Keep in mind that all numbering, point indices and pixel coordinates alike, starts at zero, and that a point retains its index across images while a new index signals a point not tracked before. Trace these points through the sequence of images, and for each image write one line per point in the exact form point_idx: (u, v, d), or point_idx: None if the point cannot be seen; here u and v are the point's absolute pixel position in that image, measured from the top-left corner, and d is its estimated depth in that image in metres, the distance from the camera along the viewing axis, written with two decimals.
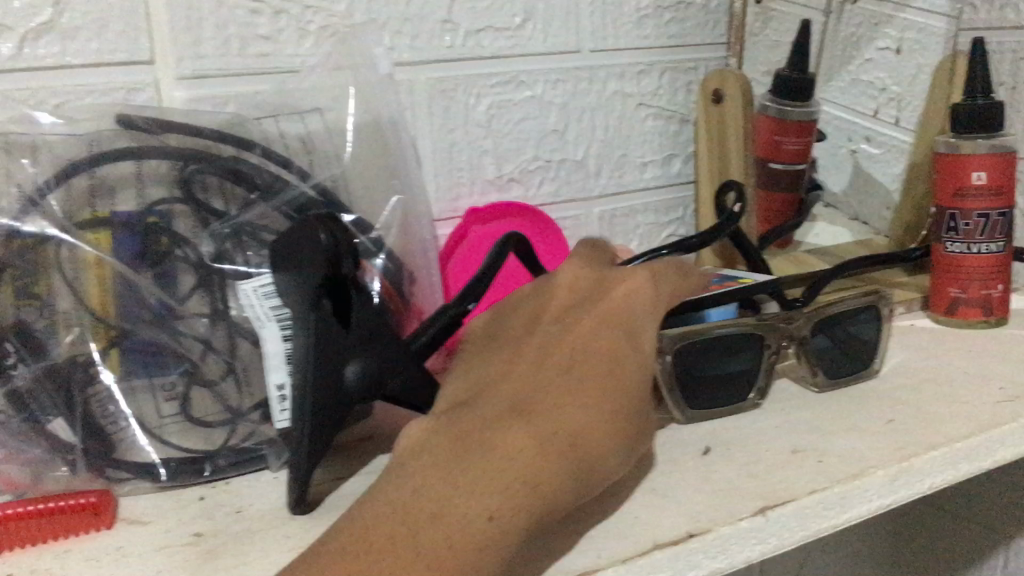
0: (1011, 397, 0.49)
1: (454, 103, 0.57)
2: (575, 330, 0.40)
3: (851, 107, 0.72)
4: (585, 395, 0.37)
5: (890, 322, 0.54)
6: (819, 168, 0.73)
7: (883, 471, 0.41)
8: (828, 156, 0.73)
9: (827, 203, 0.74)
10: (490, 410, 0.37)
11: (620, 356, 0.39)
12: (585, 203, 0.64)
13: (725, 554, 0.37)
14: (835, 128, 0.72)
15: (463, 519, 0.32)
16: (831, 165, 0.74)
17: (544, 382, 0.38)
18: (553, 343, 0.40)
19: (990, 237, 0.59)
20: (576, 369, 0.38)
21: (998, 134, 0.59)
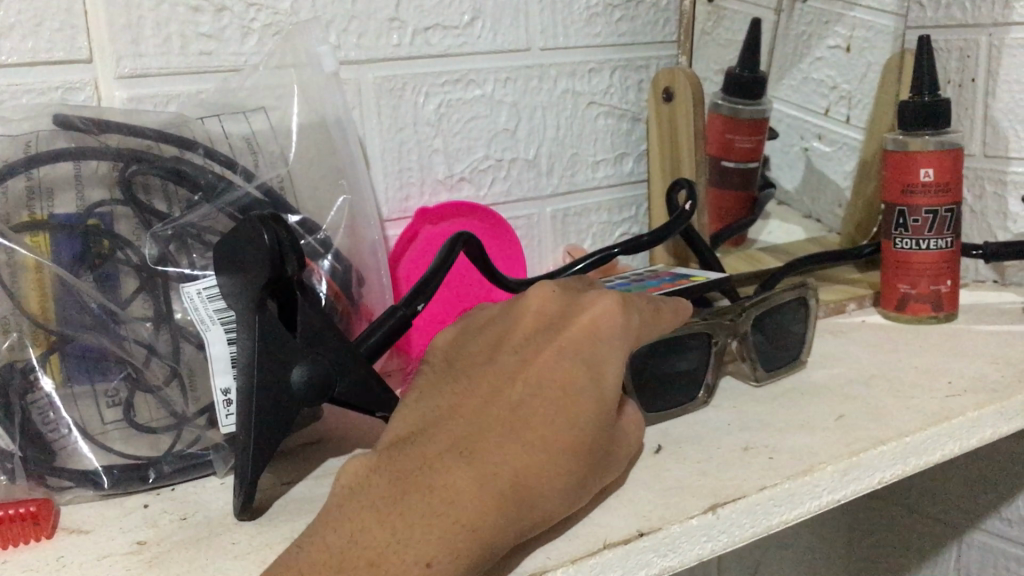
0: (959, 391, 0.49)
1: (402, 102, 0.57)
2: (531, 365, 0.39)
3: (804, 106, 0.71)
4: (533, 437, 0.36)
5: (817, 313, 0.55)
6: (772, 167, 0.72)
7: (833, 466, 0.41)
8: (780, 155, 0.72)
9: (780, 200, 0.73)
10: (437, 448, 0.36)
11: (576, 388, 0.38)
12: (537, 202, 0.64)
13: (676, 552, 0.37)
14: (787, 127, 0.71)
15: (398, 566, 0.31)
16: (784, 163, 0.73)
17: (493, 422, 0.37)
18: (506, 378, 0.39)
19: (938, 233, 0.60)
20: (525, 408, 0.37)
21: (945, 131, 0.60)
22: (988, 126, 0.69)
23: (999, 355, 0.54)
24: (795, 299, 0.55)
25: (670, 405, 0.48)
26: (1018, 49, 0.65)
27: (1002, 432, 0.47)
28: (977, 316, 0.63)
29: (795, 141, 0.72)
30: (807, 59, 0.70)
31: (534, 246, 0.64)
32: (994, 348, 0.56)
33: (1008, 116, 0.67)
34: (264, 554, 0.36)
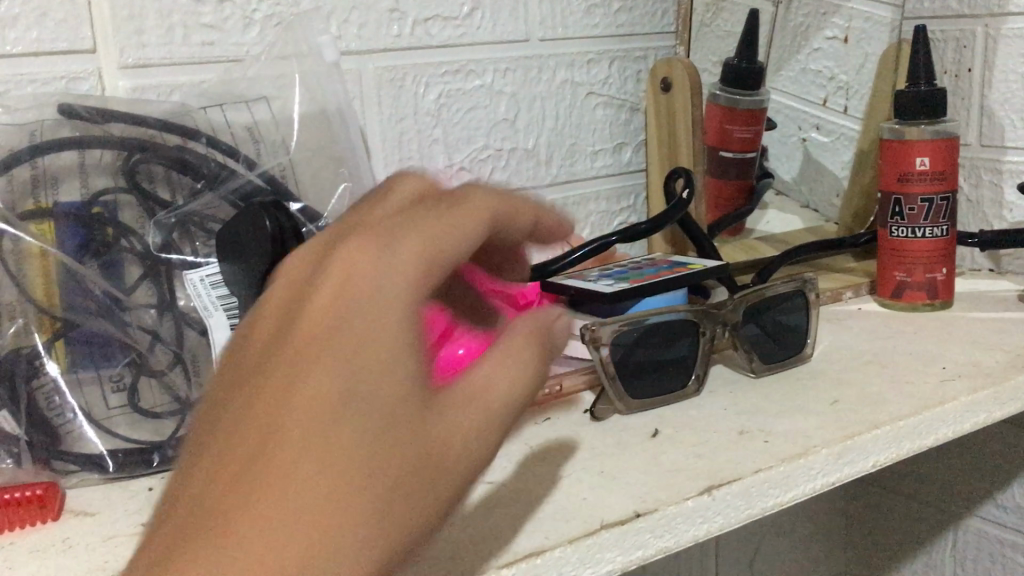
0: (953, 375, 0.50)
1: (403, 92, 0.57)
2: (274, 378, 0.28)
3: (802, 96, 0.73)
4: (343, 437, 0.26)
5: (818, 309, 0.55)
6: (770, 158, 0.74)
7: (827, 449, 0.42)
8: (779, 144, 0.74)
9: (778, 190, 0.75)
10: (220, 464, 0.26)
11: (389, 363, 0.27)
12: (536, 191, 0.63)
13: (671, 532, 0.37)
14: (785, 117, 0.73)
15: None
16: (781, 153, 0.74)
17: (287, 424, 0.26)
18: (304, 346, 0.28)
19: (934, 222, 0.60)
20: (330, 400, 0.27)
21: (940, 120, 0.61)
22: (984, 116, 0.70)
23: (993, 341, 0.55)
24: (789, 292, 0.55)
25: (666, 392, 0.49)
26: (1015, 39, 0.67)
27: (997, 417, 0.48)
28: (973, 303, 0.64)
29: (793, 130, 0.74)
30: (805, 50, 0.72)
31: None
32: (989, 334, 0.56)
33: (1004, 106, 0.68)
34: None
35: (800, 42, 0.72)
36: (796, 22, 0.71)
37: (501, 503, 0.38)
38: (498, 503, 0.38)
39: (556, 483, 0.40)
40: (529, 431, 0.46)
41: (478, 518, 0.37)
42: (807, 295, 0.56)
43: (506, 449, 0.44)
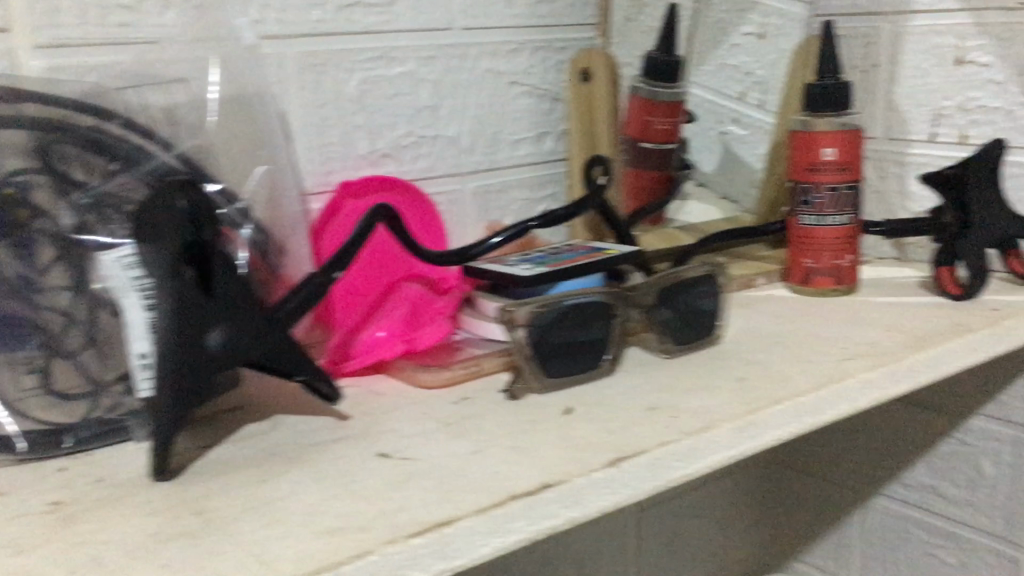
0: (853, 354, 0.52)
1: (324, 77, 0.57)
2: None
3: (719, 90, 0.78)
4: None
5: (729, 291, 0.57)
6: (692, 150, 0.78)
7: (730, 424, 0.44)
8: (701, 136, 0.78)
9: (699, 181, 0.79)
10: None
11: None
12: (460, 177, 0.64)
13: (578, 503, 0.39)
14: (705, 110, 0.77)
15: None
16: (703, 146, 0.78)
17: None
18: None
19: (840, 210, 0.63)
20: None
21: (845, 112, 0.63)
22: (890, 110, 0.73)
23: (893, 323, 0.57)
24: (705, 276, 0.57)
25: (582, 370, 0.50)
26: (919, 37, 0.70)
27: (892, 393, 0.50)
28: (877, 289, 0.66)
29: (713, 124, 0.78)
30: (725, 45, 0.77)
31: (456, 221, 0.64)
32: (890, 316, 0.59)
33: (908, 101, 0.72)
34: (178, 510, 0.37)
35: (720, 37, 0.77)
36: (713, 17, 0.76)
37: (413, 477, 0.39)
38: (412, 477, 0.39)
39: (470, 458, 0.41)
40: (445, 410, 0.47)
41: (391, 492, 0.38)
42: (719, 279, 0.57)
43: (422, 428, 0.44)
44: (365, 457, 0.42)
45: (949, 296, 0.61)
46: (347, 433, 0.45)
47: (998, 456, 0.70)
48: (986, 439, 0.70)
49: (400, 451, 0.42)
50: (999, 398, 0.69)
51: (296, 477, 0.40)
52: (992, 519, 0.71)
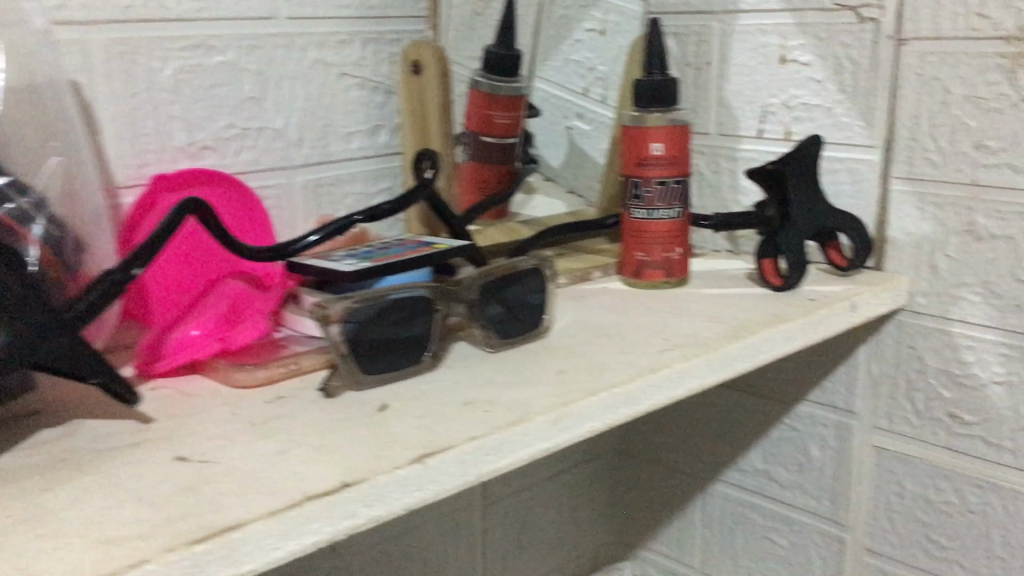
0: (673, 345, 0.53)
1: (135, 66, 0.55)
2: None
3: (564, 86, 0.80)
4: None
5: (554, 284, 0.57)
6: (537, 144, 0.79)
7: (543, 416, 0.44)
8: (548, 131, 0.79)
9: (546, 176, 0.80)
10: None
11: None
12: (287, 171, 0.62)
13: (381, 501, 0.38)
14: (551, 106, 0.79)
15: None
16: (550, 140, 0.80)
17: None
18: None
19: (668, 204, 0.64)
20: None
21: (672, 108, 0.64)
22: (721, 107, 0.75)
23: (716, 314, 0.59)
24: (533, 269, 0.57)
25: (401, 367, 0.49)
26: (745, 35, 0.72)
27: (708, 382, 0.51)
28: (708, 281, 0.68)
29: (559, 119, 0.80)
30: (568, 41, 0.79)
31: (283, 216, 0.62)
32: (714, 307, 0.60)
33: (737, 97, 0.74)
34: None
35: (561, 35, 0.78)
36: (557, 15, 0.78)
37: (210, 480, 0.38)
38: (209, 480, 0.38)
39: (274, 458, 0.40)
40: (257, 410, 0.45)
41: (183, 497, 0.37)
42: (545, 272, 0.57)
43: (228, 431, 0.43)
44: (164, 461, 0.40)
45: (769, 286, 0.64)
46: (148, 436, 0.43)
47: (824, 441, 0.73)
48: (813, 424, 0.73)
49: (202, 454, 0.41)
50: (824, 384, 0.72)
51: (85, 485, 0.38)
52: (820, 501, 0.74)
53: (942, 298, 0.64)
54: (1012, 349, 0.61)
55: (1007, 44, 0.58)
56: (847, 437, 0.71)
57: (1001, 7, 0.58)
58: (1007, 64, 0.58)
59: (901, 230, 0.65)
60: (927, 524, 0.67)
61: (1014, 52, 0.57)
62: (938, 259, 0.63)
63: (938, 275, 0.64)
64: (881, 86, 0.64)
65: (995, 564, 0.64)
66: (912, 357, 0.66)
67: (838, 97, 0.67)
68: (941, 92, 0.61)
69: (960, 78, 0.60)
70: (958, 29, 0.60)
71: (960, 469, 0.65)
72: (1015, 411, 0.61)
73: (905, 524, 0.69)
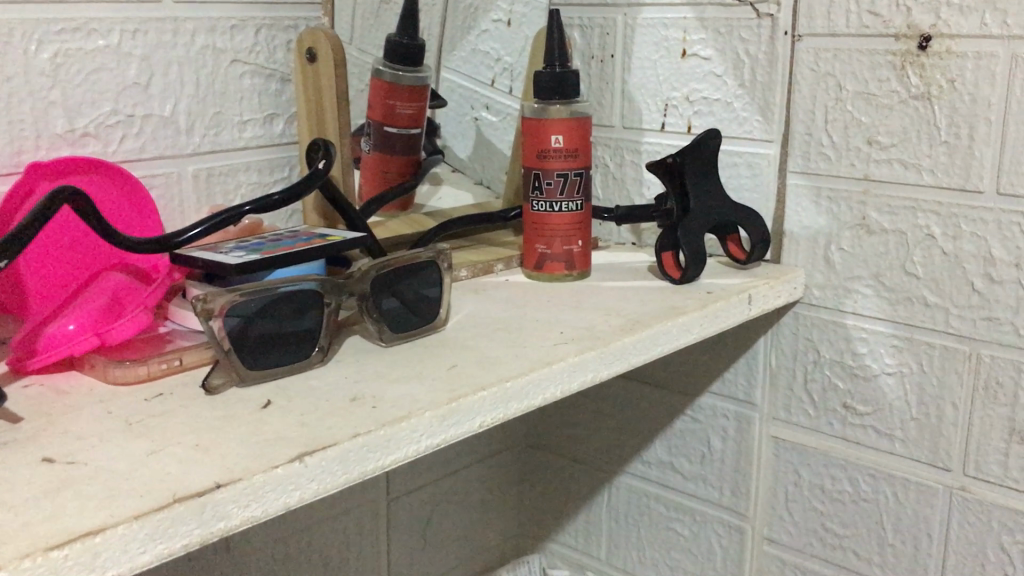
0: (568, 338, 0.53)
1: (8, 49, 0.52)
2: None
3: (472, 77, 0.80)
4: None
5: (451, 276, 0.56)
6: (445, 136, 0.79)
7: (431, 412, 0.43)
8: (456, 122, 0.80)
9: (455, 167, 0.81)
10: None
11: None
12: (176, 160, 0.60)
13: (258, 501, 0.37)
14: (458, 97, 0.79)
15: None
16: (458, 132, 0.80)
17: None
18: None
19: (570, 197, 0.64)
20: None
21: (574, 100, 0.64)
22: (625, 99, 0.75)
23: (614, 307, 0.59)
24: (430, 261, 0.56)
25: (287, 362, 0.48)
26: (648, 27, 0.72)
27: (603, 376, 0.51)
28: (609, 274, 0.68)
29: (467, 110, 0.80)
30: (475, 31, 0.79)
31: (173, 207, 0.61)
32: (612, 300, 0.60)
33: (641, 91, 0.74)
34: None
35: (467, 23, 0.78)
36: (465, 3, 0.77)
37: (74, 482, 0.36)
38: (73, 483, 0.36)
39: (145, 459, 0.38)
40: (132, 408, 0.44)
41: (43, 500, 0.35)
42: (441, 264, 0.56)
43: (100, 430, 0.41)
44: (27, 463, 0.38)
45: (668, 278, 0.64)
46: (14, 436, 0.41)
47: (725, 432, 0.73)
48: (714, 415, 0.74)
49: (69, 455, 0.39)
50: (725, 376, 0.72)
51: None
52: (722, 492, 0.75)
53: (837, 291, 0.65)
54: (902, 341, 0.62)
55: (897, 41, 0.59)
56: (748, 428, 0.72)
57: (891, 5, 0.59)
58: (897, 62, 0.59)
59: (798, 224, 0.66)
60: (823, 513, 0.69)
61: (904, 50, 0.59)
62: (833, 252, 0.64)
63: (833, 269, 0.65)
64: (779, 81, 0.65)
65: (887, 551, 0.66)
66: (809, 349, 0.67)
67: (737, 92, 0.68)
68: (835, 87, 0.62)
69: (853, 74, 0.61)
70: (851, 27, 0.61)
71: (853, 459, 0.66)
72: (906, 402, 0.63)
73: (803, 514, 0.70)
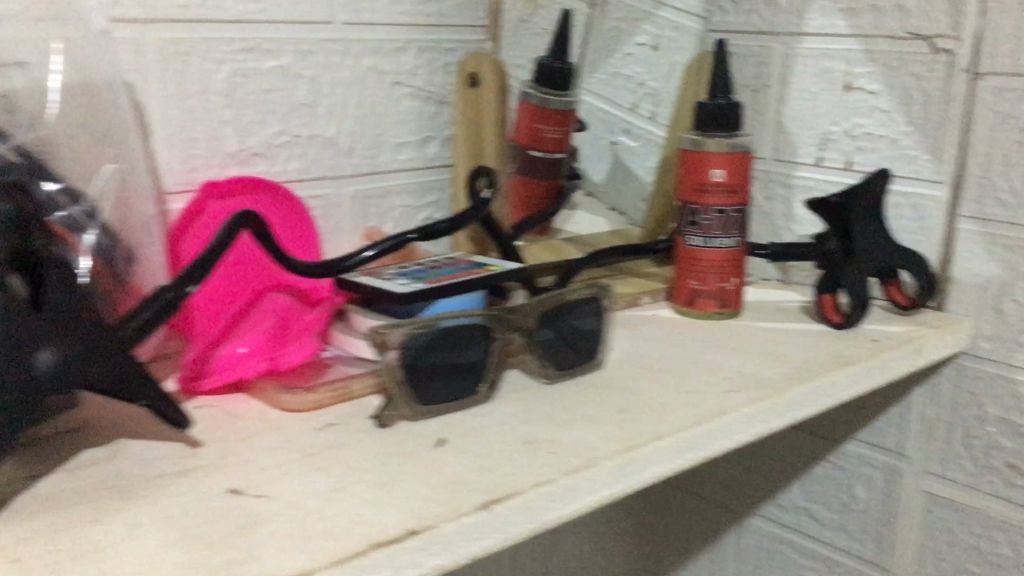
0: (737, 385, 0.51)
1: (190, 68, 0.52)
2: None
3: (612, 100, 0.77)
4: None
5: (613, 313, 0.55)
6: (581, 160, 0.75)
7: (611, 461, 0.41)
8: (592, 146, 0.76)
9: (588, 192, 0.77)
10: None
11: None
12: (336, 181, 0.60)
13: (446, 550, 0.35)
14: (597, 119, 0.76)
15: None
16: (594, 156, 0.76)
17: None
18: None
19: (726, 232, 0.62)
20: None
21: (735, 133, 0.62)
22: (779, 131, 0.73)
23: (776, 351, 0.57)
24: (590, 297, 0.55)
25: (454, 397, 0.47)
26: (809, 59, 0.70)
27: (774, 428, 0.49)
28: (760, 313, 0.66)
29: (603, 134, 0.77)
30: (618, 54, 0.76)
31: (332, 228, 0.60)
32: (771, 344, 0.58)
33: (797, 122, 0.72)
34: None
35: (614, 44, 0.76)
36: (609, 25, 0.75)
37: (267, 519, 0.36)
38: (265, 519, 0.36)
39: (331, 497, 0.38)
40: (307, 439, 0.43)
41: (239, 537, 0.34)
42: (603, 300, 0.55)
43: (280, 462, 0.41)
44: (215, 493, 0.38)
45: (829, 322, 0.62)
46: (196, 462, 0.41)
47: (871, 482, 0.70)
48: (860, 464, 0.71)
49: (256, 487, 0.38)
50: (875, 424, 0.70)
51: (136, 518, 0.36)
52: (864, 544, 0.72)
53: (1008, 343, 0.61)
54: None
55: None
56: (898, 480, 0.69)
57: None
58: None
59: (967, 270, 0.63)
60: None
61: None
62: (1006, 303, 0.61)
63: (1004, 320, 0.61)
64: (954, 120, 0.62)
65: None
66: (972, 402, 0.64)
67: (906, 128, 0.65)
68: (1019, 130, 0.59)
69: None
70: None
71: (1018, 522, 0.62)
72: None
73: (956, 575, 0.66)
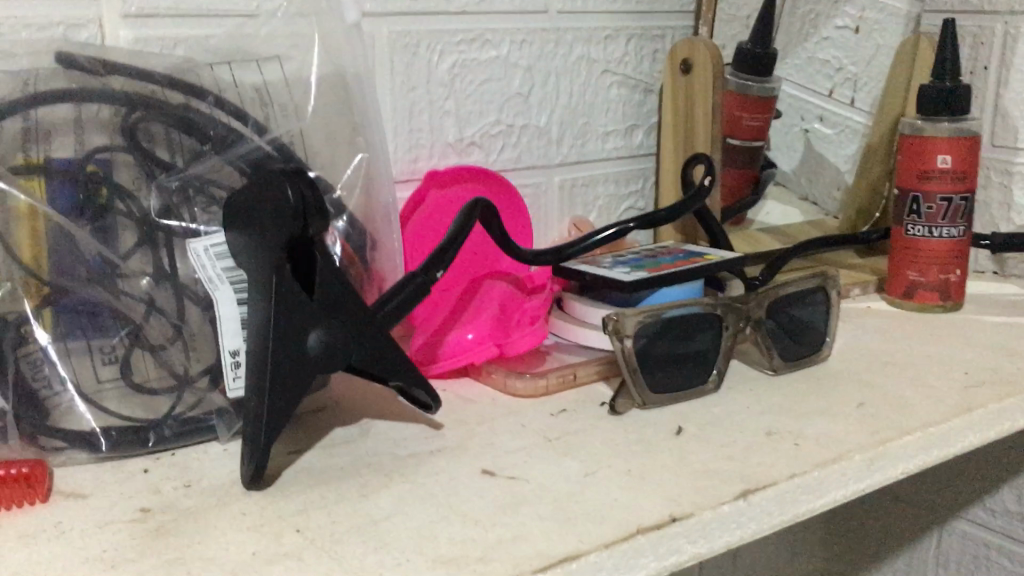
0: (977, 381, 0.48)
1: (417, 60, 0.54)
2: None
3: (806, 86, 0.72)
4: None
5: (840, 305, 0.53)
6: (773, 148, 0.72)
7: (861, 455, 0.40)
8: (783, 135, 0.72)
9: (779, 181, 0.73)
10: None
11: None
12: (546, 169, 0.61)
13: (706, 539, 0.35)
14: (789, 107, 0.72)
15: None
16: (783, 144, 0.72)
17: None
18: None
19: (952, 222, 0.59)
20: None
21: (962, 117, 0.59)
22: (997, 116, 0.69)
23: (1011, 346, 0.54)
24: (814, 289, 0.53)
25: (684, 387, 0.46)
26: None
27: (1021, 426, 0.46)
28: (982, 307, 0.62)
29: (796, 121, 0.72)
30: (815, 38, 0.71)
31: (541, 217, 0.61)
32: (1003, 339, 0.55)
33: (1018, 106, 0.68)
34: (278, 526, 0.34)
35: (809, 29, 0.71)
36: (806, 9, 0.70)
37: (528, 500, 0.36)
38: (525, 500, 0.36)
39: (583, 481, 0.38)
40: (545, 424, 0.44)
41: (504, 517, 0.35)
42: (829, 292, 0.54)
43: (523, 445, 0.41)
44: (469, 474, 0.39)
45: None
46: (444, 443, 0.42)
47: None
48: None
49: (507, 469, 0.39)
50: None
51: (401, 494, 0.37)
52: None
53: None
54: None
55: None
56: None
57: None
58: None
59: None
60: None
61: None
62: None
63: None
64: None
65: None
66: None
67: None
68: None
69: None
70: None
71: None
72: None
73: None
